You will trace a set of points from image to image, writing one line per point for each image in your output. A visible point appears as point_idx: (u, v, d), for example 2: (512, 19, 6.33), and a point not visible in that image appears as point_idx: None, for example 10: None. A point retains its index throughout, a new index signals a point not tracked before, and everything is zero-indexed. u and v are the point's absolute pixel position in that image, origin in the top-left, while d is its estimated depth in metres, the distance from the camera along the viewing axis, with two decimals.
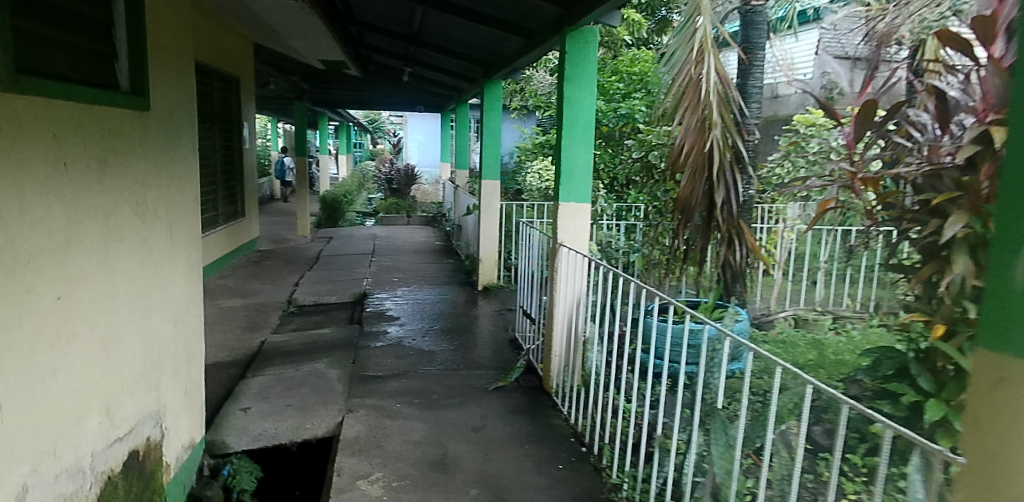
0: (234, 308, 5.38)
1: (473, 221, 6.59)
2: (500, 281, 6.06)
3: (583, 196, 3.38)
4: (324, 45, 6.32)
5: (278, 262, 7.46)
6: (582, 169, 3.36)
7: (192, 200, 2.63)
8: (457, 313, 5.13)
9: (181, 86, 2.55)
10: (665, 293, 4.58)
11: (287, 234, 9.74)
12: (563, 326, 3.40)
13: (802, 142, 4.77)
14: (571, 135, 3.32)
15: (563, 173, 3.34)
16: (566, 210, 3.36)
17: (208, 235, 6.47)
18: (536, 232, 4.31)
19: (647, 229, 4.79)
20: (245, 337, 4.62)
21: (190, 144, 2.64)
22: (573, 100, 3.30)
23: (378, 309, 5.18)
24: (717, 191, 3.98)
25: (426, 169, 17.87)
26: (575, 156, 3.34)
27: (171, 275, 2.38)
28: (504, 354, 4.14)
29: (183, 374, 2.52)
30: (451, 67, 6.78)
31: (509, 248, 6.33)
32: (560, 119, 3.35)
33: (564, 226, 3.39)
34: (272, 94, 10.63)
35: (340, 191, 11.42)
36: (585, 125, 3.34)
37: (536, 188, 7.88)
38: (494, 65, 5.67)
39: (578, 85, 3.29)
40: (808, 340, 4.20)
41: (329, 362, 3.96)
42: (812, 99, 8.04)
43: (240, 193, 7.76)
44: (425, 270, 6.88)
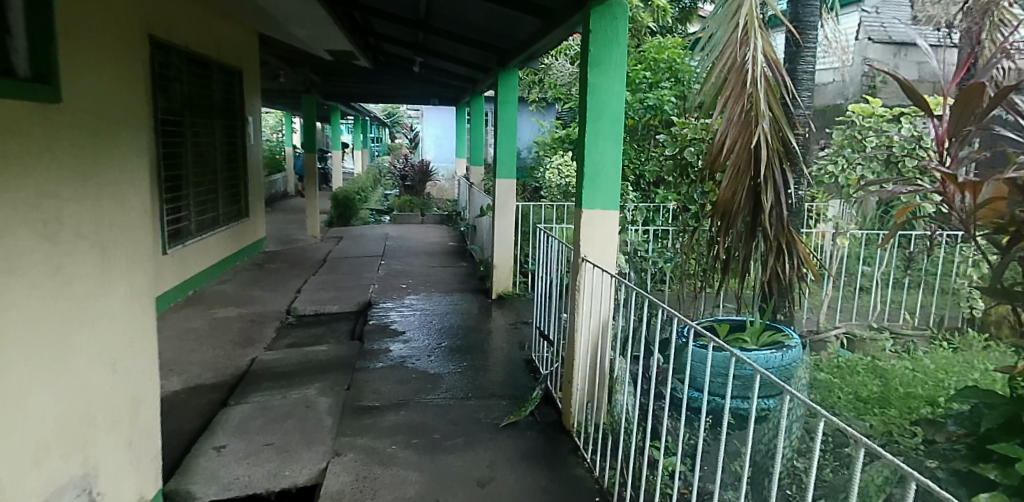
0: (229, 319, 5.00)
1: (488, 222, 6.10)
2: (515, 289, 5.56)
3: (610, 203, 2.83)
4: (327, 33, 5.90)
5: (283, 265, 7.08)
6: (610, 170, 2.80)
7: (138, 210, 2.20)
8: (467, 327, 4.65)
9: (123, 77, 2.11)
10: (699, 309, 4.03)
11: (297, 234, 9.40)
12: (584, 354, 2.91)
13: (858, 136, 3.97)
14: (595, 128, 2.77)
15: (585, 175, 2.79)
16: (589, 218, 2.83)
17: (207, 238, 6.11)
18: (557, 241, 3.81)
19: (678, 236, 4.22)
20: (234, 354, 4.23)
21: (137, 145, 2.20)
22: (597, 89, 2.76)
23: (382, 322, 4.75)
24: (765, 193, 3.40)
25: (442, 165, 17.43)
26: (600, 154, 2.79)
27: (106, 306, 1.94)
28: (518, 379, 3.66)
29: (126, 423, 2.07)
30: (464, 55, 6.29)
31: (526, 252, 5.83)
32: (583, 111, 2.81)
33: (587, 235, 2.85)
34: (282, 88, 10.28)
35: (351, 187, 11.02)
36: (612, 117, 2.79)
37: (557, 185, 7.43)
38: (508, 52, 5.16)
39: (603, 70, 2.75)
40: (867, 364, 3.59)
41: (321, 387, 3.53)
42: (852, 88, 7.44)
43: (245, 192, 7.39)
44: (437, 275, 6.44)
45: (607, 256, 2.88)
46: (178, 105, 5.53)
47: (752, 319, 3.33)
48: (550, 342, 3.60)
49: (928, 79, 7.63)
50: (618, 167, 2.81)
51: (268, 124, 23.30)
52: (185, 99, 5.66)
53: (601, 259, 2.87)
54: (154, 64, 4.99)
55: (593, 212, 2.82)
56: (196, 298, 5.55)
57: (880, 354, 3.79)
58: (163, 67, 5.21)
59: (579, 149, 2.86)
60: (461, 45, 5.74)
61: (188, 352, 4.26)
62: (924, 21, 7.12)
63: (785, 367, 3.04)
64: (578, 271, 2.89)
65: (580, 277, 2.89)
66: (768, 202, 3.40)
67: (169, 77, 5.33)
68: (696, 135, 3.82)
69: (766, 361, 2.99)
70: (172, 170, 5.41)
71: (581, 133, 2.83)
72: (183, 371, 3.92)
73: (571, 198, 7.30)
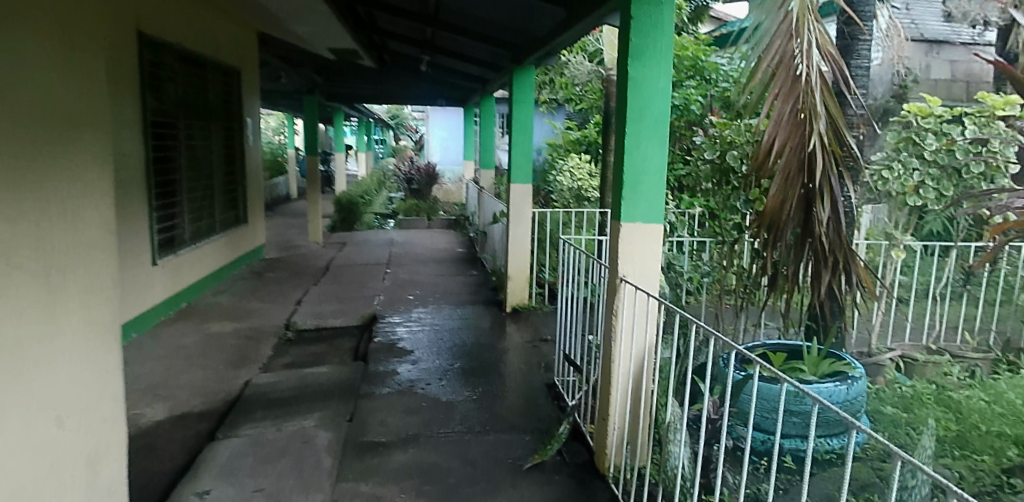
0: (223, 335, 4.65)
1: (500, 229, 5.72)
2: (531, 301, 5.16)
3: (652, 216, 2.42)
4: (330, 30, 5.54)
5: (283, 274, 6.73)
6: (652, 178, 2.40)
7: (95, 228, 1.82)
8: (481, 346, 4.25)
9: (82, 67, 1.74)
10: (740, 328, 3.63)
11: (298, 239, 9.04)
12: (622, 389, 2.52)
13: (916, 137, 3.54)
14: (637, 129, 2.37)
15: (624, 183, 2.38)
16: (628, 234, 2.42)
17: (200, 245, 5.75)
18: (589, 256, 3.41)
19: (716, 247, 3.81)
20: (227, 377, 3.87)
21: (96, 150, 1.83)
22: (639, 84, 2.34)
23: (388, 340, 4.37)
24: (822, 201, 3.01)
25: (448, 166, 17.05)
26: (642, 159, 2.38)
27: (52, 347, 1.56)
28: (540, 409, 3.28)
29: (79, 484, 1.70)
30: (475, 53, 5.93)
31: (542, 261, 5.46)
32: (621, 110, 2.41)
33: (627, 252, 2.44)
34: (283, 89, 9.94)
35: (355, 191, 10.69)
36: (656, 116, 2.38)
37: (569, 188, 7.18)
38: (524, 48, 4.79)
39: (646, 63, 2.34)
40: (934, 393, 3.19)
41: (320, 418, 3.16)
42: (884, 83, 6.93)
43: (242, 197, 7.04)
44: (446, 284, 6.07)
45: (649, 275, 2.48)
46: (171, 107, 5.19)
47: (809, 345, 2.97)
48: (579, 368, 3.22)
49: (960, 80, 7.25)
50: (663, 173, 2.41)
51: (270, 125, 23.00)
52: (179, 100, 5.33)
53: (642, 281, 2.48)
54: (146, 62, 4.66)
55: (635, 226, 2.42)
56: (189, 311, 5.22)
57: (944, 379, 3.39)
58: (156, 65, 4.87)
59: (616, 152, 2.46)
60: (472, 42, 5.36)
61: (176, 374, 3.92)
62: (958, 17, 6.74)
63: (851, 401, 2.67)
64: (615, 294, 2.49)
65: (617, 301, 2.49)
66: (824, 213, 3.01)
67: (162, 76, 4.99)
68: (740, 136, 3.40)
69: (831, 396, 2.60)
70: (163, 176, 5.07)
71: (619, 135, 2.42)
72: (169, 397, 3.58)
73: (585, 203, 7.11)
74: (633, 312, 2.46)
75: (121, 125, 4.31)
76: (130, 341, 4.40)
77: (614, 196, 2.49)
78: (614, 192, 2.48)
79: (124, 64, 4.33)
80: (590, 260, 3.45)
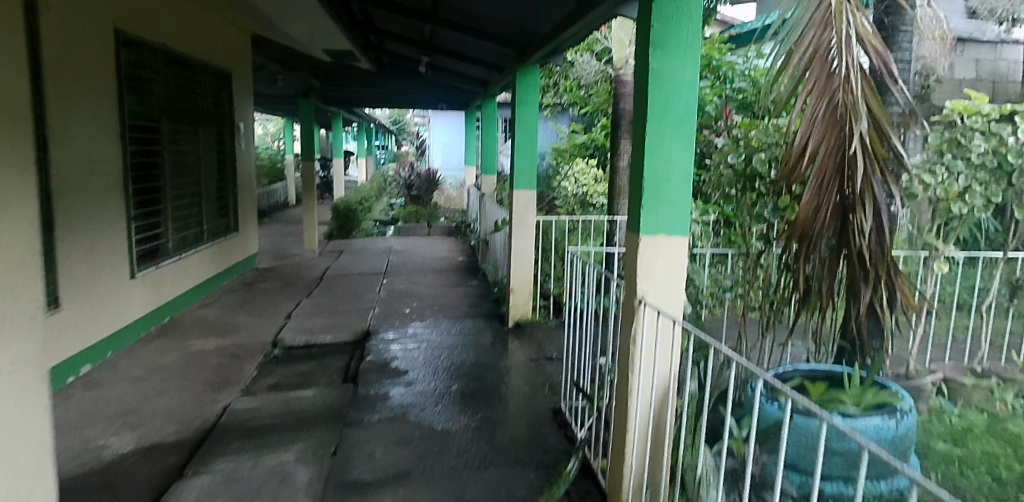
0: (206, 353, 4.33)
1: (502, 238, 5.41)
2: (535, 315, 4.84)
3: (675, 228, 2.10)
4: (324, 29, 5.25)
5: (275, 285, 6.43)
6: (675, 185, 2.08)
7: (13, 245, 1.51)
8: (481, 365, 3.91)
9: (2, 52, 1.45)
10: (767, 348, 3.29)
11: (293, 248, 8.73)
12: (640, 429, 2.17)
13: (961, 137, 3.22)
14: (659, 129, 2.05)
15: (643, 190, 2.06)
16: (648, 250, 2.10)
17: (185, 256, 5.45)
18: (603, 271, 3.09)
19: (738, 259, 3.47)
20: (204, 402, 3.54)
21: (24, 151, 1.53)
22: (662, 77, 2.03)
23: (381, 358, 4.04)
24: (862, 210, 2.68)
25: (449, 171, 16.75)
26: (665, 165, 2.06)
27: None
28: (547, 441, 2.93)
29: None
30: (476, 53, 5.64)
31: (546, 271, 5.14)
32: (641, 107, 2.09)
33: (647, 269, 2.11)
34: (281, 93, 9.69)
35: (353, 197, 10.39)
36: (682, 113, 2.06)
37: (574, 194, 6.96)
38: (528, 46, 4.49)
39: (669, 52, 2.02)
40: (986, 423, 2.85)
41: (301, 450, 2.84)
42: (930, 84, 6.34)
43: (233, 204, 6.75)
44: (445, 296, 5.75)
45: (672, 296, 2.15)
46: (155, 110, 4.90)
47: (851, 372, 2.63)
48: (590, 394, 2.90)
49: (984, 79, 6.87)
50: (688, 180, 2.09)
51: (270, 131, 22.76)
52: (164, 104, 5.04)
53: (664, 302, 2.14)
54: (125, 63, 4.37)
55: (656, 240, 2.09)
56: (173, 327, 4.91)
57: (994, 406, 3.05)
58: (138, 67, 4.58)
59: (634, 155, 2.14)
60: (474, 41, 5.07)
61: (150, 397, 3.61)
62: (983, 13, 6.38)
63: (901, 438, 2.32)
64: (632, 318, 2.16)
65: (634, 326, 2.14)
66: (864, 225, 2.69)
67: (145, 78, 4.70)
68: (767, 137, 3.05)
69: (879, 433, 2.25)
70: (145, 183, 4.79)
71: (638, 135, 2.10)
72: (139, 424, 3.27)
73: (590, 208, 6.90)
74: (652, 338, 2.13)
75: (97, 129, 4.02)
76: (106, 360, 4.11)
77: (631, 205, 2.17)
78: (631, 201, 2.16)
79: (101, 65, 4.04)
80: (604, 275, 3.14)
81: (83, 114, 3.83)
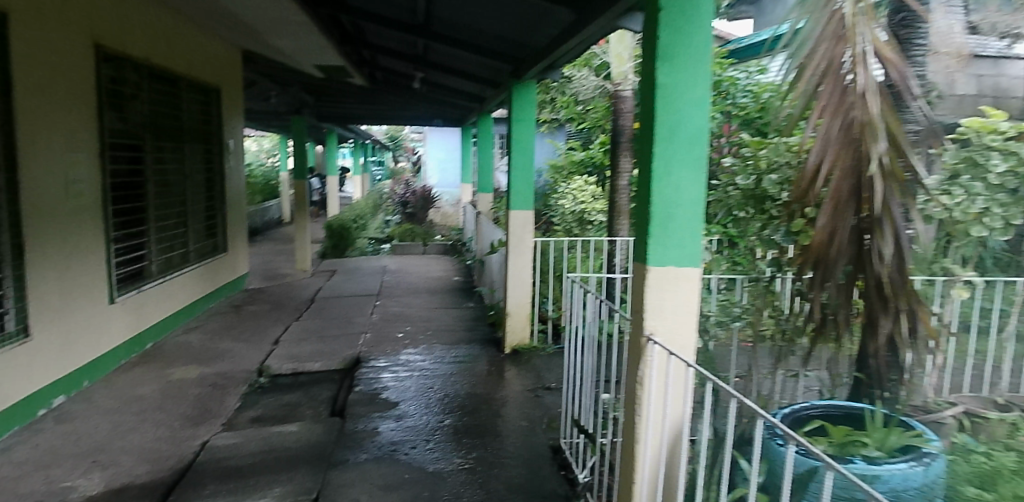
0: (186, 383, 4.10)
1: (498, 259, 5.23)
2: (532, 340, 4.62)
3: (686, 258, 1.92)
4: (314, 43, 5.12)
5: (263, 307, 6.21)
6: (685, 212, 1.91)
7: None
8: (476, 397, 3.70)
9: None
10: (780, 381, 3.11)
11: (285, 268, 8.52)
12: (648, 481, 1.97)
13: (979, 157, 3.14)
14: (668, 148, 1.88)
15: (652, 216, 1.89)
16: (658, 281, 1.92)
17: (169, 278, 5.24)
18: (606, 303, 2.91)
19: (748, 286, 3.31)
20: (181, 438, 3.31)
21: None
22: (670, 93, 1.87)
23: (371, 389, 3.83)
24: (883, 231, 2.51)
25: (445, 188, 16.61)
26: (674, 189, 1.90)
27: None
28: (546, 484, 2.71)
29: None
30: (472, 69, 5.51)
31: (544, 293, 4.95)
32: (647, 125, 1.94)
33: (655, 304, 1.93)
34: (275, 110, 9.57)
35: (347, 215, 10.21)
36: (691, 133, 1.89)
37: (570, 211, 6.84)
38: (524, 62, 4.36)
39: (678, 66, 1.86)
40: (1016, 464, 2.65)
41: (279, 495, 2.62)
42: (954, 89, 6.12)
43: (221, 224, 6.56)
44: (439, 319, 5.55)
45: (682, 331, 1.97)
46: (136, 127, 4.76)
47: (871, 410, 2.44)
48: (592, 434, 2.69)
49: (989, 94, 6.71)
50: (700, 205, 1.92)
51: (266, 147, 22.63)
52: (146, 120, 4.90)
53: (674, 339, 1.96)
54: (104, 79, 4.23)
55: (665, 271, 1.92)
56: (154, 354, 4.69)
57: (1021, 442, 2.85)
58: (118, 83, 4.45)
59: (640, 177, 1.98)
60: (468, 55, 4.90)
61: (125, 432, 3.37)
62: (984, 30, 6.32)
63: (930, 485, 2.11)
64: (639, 356, 1.97)
65: (640, 365, 1.96)
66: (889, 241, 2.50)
67: (125, 94, 4.57)
68: (779, 157, 2.89)
69: (907, 481, 2.05)
70: (126, 203, 4.62)
71: (645, 155, 1.94)
72: (110, 463, 3.03)
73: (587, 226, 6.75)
74: (660, 378, 1.94)
75: (74, 148, 3.85)
76: (80, 391, 3.87)
77: (637, 232, 2.00)
78: (638, 228, 1.99)
79: (79, 81, 3.90)
80: (607, 306, 2.96)
81: (59, 132, 3.67)
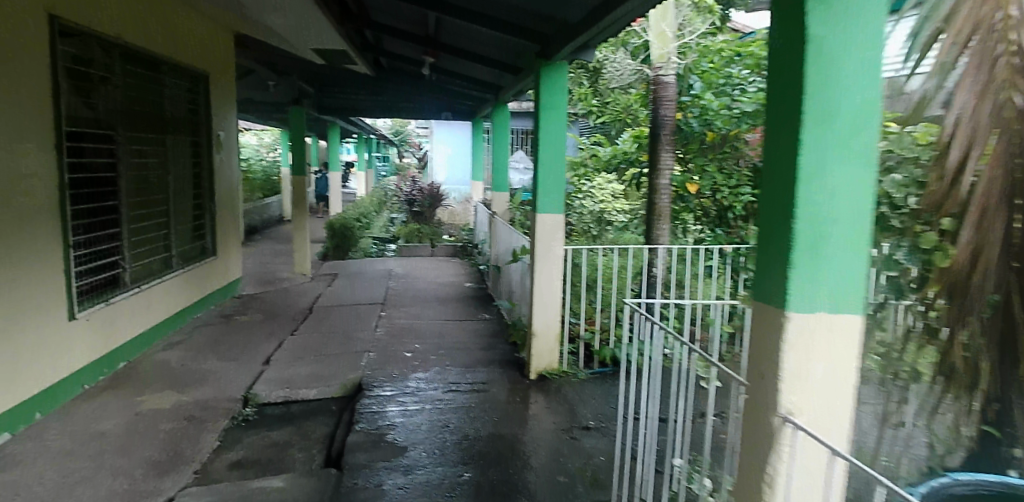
0: (159, 415, 3.49)
1: (520, 269, 4.60)
2: (561, 364, 4.01)
3: (843, 300, 1.29)
4: (309, 20, 4.45)
5: (256, 318, 5.60)
6: (845, 233, 1.27)
7: None
8: (500, 441, 3.07)
9: None
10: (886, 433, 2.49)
11: (283, 272, 7.91)
12: None
13: None
14: (824, 139, 1.23)
15: (798, 240, 1.25)
16: (803, 338, 1.28)
17: (146, 287, 4.65)
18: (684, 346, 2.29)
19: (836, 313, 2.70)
20: (142, 490, 2.70)
21: None
22: (825, 54, 1.21)
23: (374, 428, 3.21)
24: None
25: (453, 186, 15.99)
26: (832, 198, 1.25)
27: None
28: None
29: None
30: (489, 51, 4.86)
31: (574, 309, 4.34)
32: (786, 102, 1.28)
33: (796, 366, 1.29)
34: (274, 101, 8.97)
35: (350, 214, 9.59)
36: (855, 115, 1.24)
37: (589, 210, 6.30)
38: (551, 40, 3.71)
39: (839, 13, 1.21)
40: None
41: None
42: None
43: (210, 224, 5.96)
44: (454, 335, 4.92)
45: (827, 413, 1.32)
46: (105, 115, 4.16)
47: None
48: None
49: None
50: (865, 222, 1.28)
51: (268, 143, 22.03)
52: (118, 108, 4.31)
53: (820, 418, 1.31)
54: (63, 58, 3.62)
55: (814, 320, 1.28)
56: (125, 376, 4.08)
57: None
58: (80, 63, 3.85)
59: (773, 180, 1.33)
60: (486, 32, 4.21)
61: (73, 483, 2.74)
62: None
63: None
64: (765, 443, 1.33)
65: (769, 458, 1.32)
66: None
67: (90, 77, 3.97)
68: (902, 152, 2.26)
69: None
70: (92, 202, 4.01)
71: (783, 147, 1.29)
72: None
73: (605, 227, 6.26)
74: (801, 479, 1.30)
75: (19, 137, 3.22)
76: (31, 425, 3.27)
77: (766, 261, 1.36)
78: (767, 255, 1.35)
79: (29, 60, 3.29)
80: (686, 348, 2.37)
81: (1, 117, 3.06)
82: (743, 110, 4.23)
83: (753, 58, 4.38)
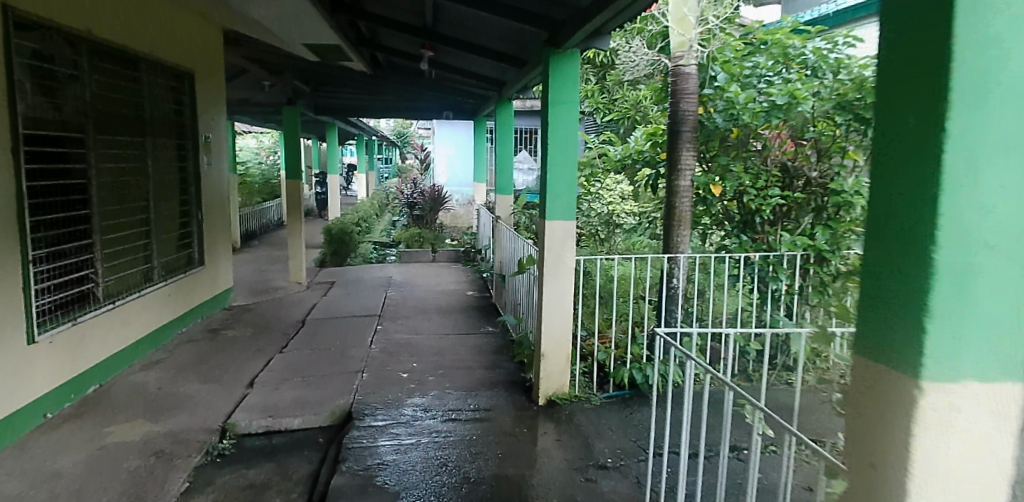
0: (125, 448, 3.12)
1: (527, 280, 4.23)
2: (572, 388, 3.62)
3: (998, 360, 0.91)
4: (296, 12, 4.08)
5: (244, 332, 5.22)
6: (1003, 264, 0.89)
7: None
8: (506, 484, 2.68)
9: None
10: None
11: (277, 280, 7.54)
12: None
13: None
14: (981, 133, 0.86)
15: (941, 278, 0.89)
16: (941, 414, 0.92)
17: (124, 303, 4.28)
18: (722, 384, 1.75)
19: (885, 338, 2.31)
20: None
21: None
22: (982, 7, 0.84)
23: (365, 467, 2.83)
24: None
25: (456, 187, 15.61)
26: (988, 216, 0.88)
27: None
28: None
29: None
30: (492, 41, 4.47)
31: (586, 325, 3.95)
32: (920, 77, 0.91)
33: (930, 454, 0.92)
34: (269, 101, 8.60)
35: (348, 219, 9.22)
36: (1019, 95, 0.87)
37: (597, 213, 6.02)
38: (562, 25, 3.31)
39: None
40: None
41: None
42: None
43: (198, 232, 5.61)
44: (455, 351, 4.54)
45: None
46: (74, 116, 3.80)
47: None
48: None
49: None
50: None
51: (268, 144, 21.70)
52: (89, 108, 3.94)
53: None
54: (22, 54, 3.26)
55: (960, 392, 0.91)
56: (94, 402, 3.71)
57: None
58: (45, 60, 3.49)
59: (893, 190, 0.96)
60: (490, 19, 3.80)
61: None
62: None
63: None
64: None
65: None
66: None
67: (56, 75, 3.61)
68: None
69: None
70: (60, 212, 3.65)
71: (914, 143, 0.92)
72: None
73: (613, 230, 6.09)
74: None
75: None
76: None
77: (879, 301, 1.00)
78: (883, 294, 0.98)
79: None
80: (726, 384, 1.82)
81: None
82: (772, 102, 3.85)
83: (779, 47, 4.03)
